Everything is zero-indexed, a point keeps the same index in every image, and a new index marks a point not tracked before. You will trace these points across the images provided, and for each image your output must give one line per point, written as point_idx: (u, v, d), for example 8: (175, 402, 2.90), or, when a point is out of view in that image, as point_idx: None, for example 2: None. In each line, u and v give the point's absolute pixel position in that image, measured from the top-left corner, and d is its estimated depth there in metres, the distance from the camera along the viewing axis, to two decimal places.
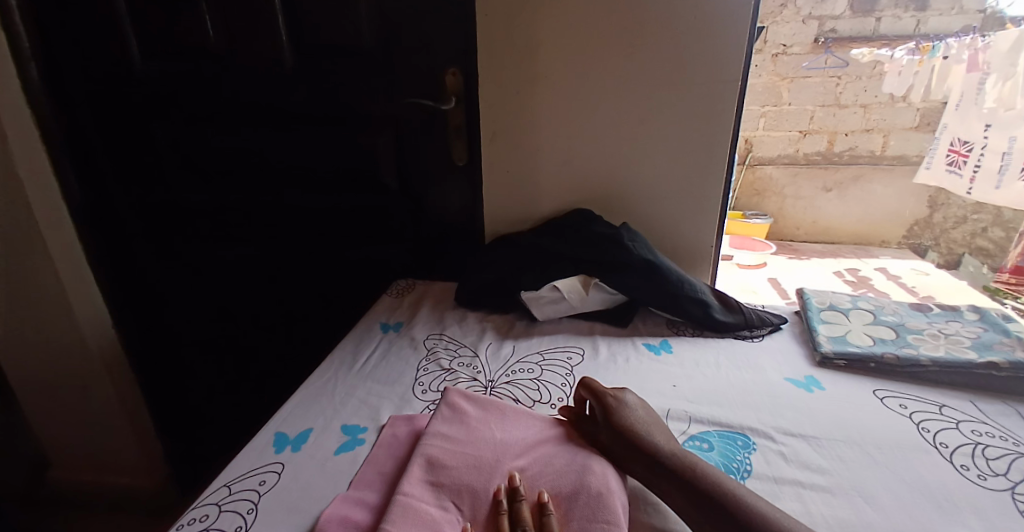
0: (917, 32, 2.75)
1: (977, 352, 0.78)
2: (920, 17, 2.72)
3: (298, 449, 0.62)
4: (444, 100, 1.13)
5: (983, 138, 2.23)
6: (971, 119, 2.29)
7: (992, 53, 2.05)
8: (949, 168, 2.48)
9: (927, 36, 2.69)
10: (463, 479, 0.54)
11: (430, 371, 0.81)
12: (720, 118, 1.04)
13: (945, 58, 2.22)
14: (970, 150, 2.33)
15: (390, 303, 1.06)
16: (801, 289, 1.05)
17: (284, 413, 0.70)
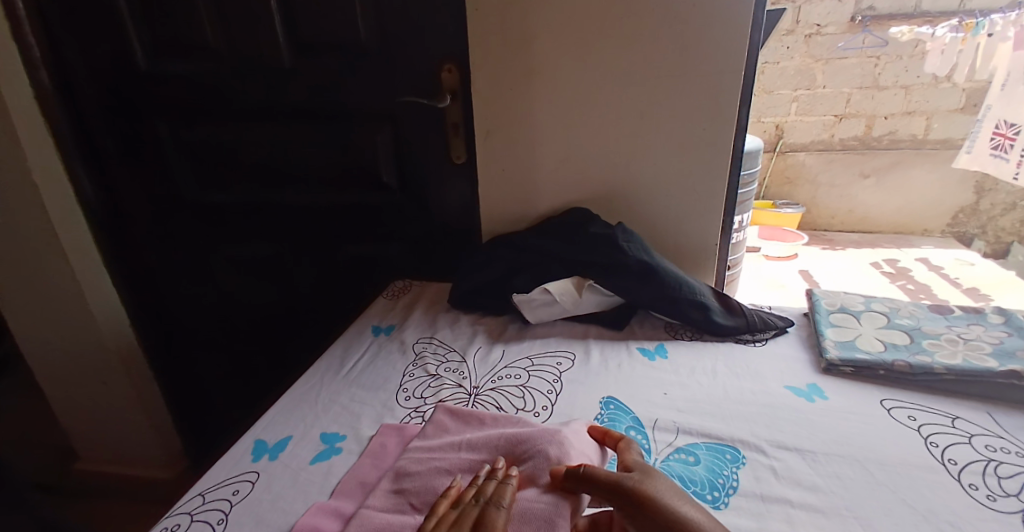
0: (963, 8, 2.57)
1: (998, 360, 0.71)
2: None
3: (275, 458, 0.63)
4: (439, 97, 1.11)
5: None
6: (1020, 100, 2.08)
7: None
8: (993, 153, 2.25)
9: (975, 11, 2.51)
10: (429, 483, 0.54)
11: (415, 378, 0.80)
12: (723, 110, 0.99)
13: (990, 36, 2.14)
14: (1017, 133, 2.10)
15: (383, 307, 1.06)
16: (810, 290, 0.99)
17: (267, 420, 0.71)
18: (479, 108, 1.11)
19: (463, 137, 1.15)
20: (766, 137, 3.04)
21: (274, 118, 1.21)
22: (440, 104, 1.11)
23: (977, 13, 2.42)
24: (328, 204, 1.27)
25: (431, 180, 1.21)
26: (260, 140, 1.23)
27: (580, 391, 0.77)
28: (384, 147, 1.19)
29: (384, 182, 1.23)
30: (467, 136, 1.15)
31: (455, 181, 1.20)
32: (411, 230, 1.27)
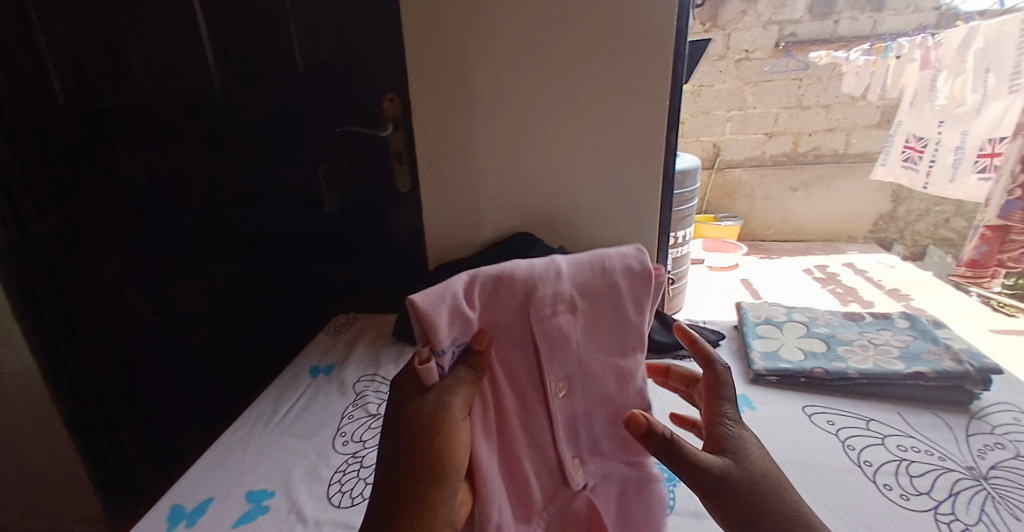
0: (875, 32, 2.85)
1: (904, 363, 0.78)
2: (876, 17, 2.82)
3: (193, 524, 0.60)
4: (380, 126, 1.11)
5: (937, 134, 2.16)
6: (928, 114, 2.21)
7: (943, 50, 2.07)
8: (906, 165, 2.39)
9: (882, 36, 2.79)
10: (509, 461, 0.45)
11: (355, 419, 0.81)
12: (654, 137, 1.05)
13: (898, 56, 2.29)
14: (925, 146, 2.26)
15: (323, 343, 1.06)
16: (739, 303, 1.06)
17: (187, 479, 0.68)
18: (421, 137, 1.11)
19: (406, 166, 1.15)
20: (706, 154, 3.23)
21: (208, 148, 1.16)
22: (381, 134, 1.11)
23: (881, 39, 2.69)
24: (268, 235, 1.23)
25: (376, 209, 1.20)
26: (193, 171, 1.18)
27: None
28: (327, 176, 1.18)
29: (328, 212, 1.21)
30: (410, 164, 1.14)
31: (401, 209, 1.20)
32: (357, 259, 1.25)
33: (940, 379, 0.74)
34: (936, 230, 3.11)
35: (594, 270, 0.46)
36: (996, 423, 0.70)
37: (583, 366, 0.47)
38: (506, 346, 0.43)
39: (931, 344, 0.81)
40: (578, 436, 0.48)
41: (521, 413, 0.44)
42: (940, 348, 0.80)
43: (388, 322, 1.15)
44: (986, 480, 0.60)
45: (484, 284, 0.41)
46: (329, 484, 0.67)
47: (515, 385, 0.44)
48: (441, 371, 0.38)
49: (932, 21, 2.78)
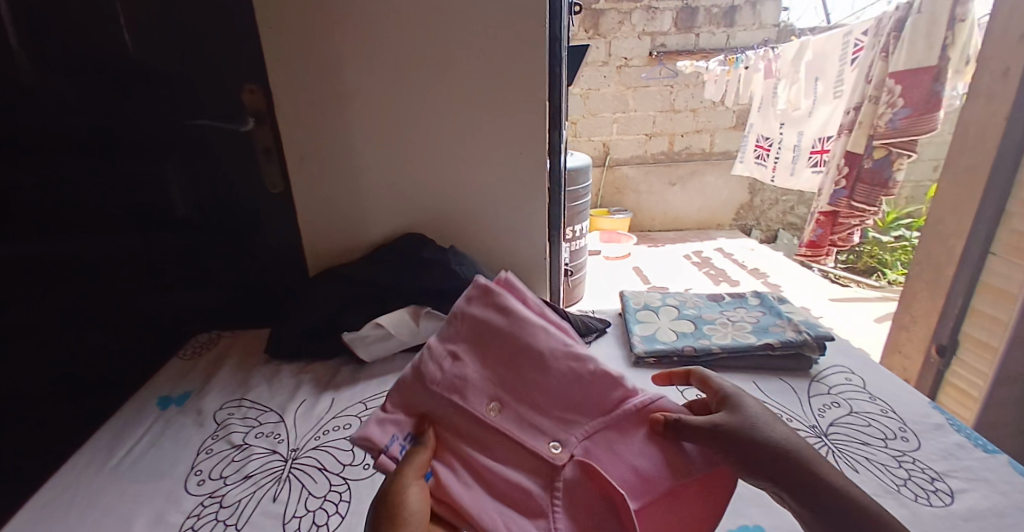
0: (729, 45, 3.22)
1: (756, 336, 0.88)
2: (729, 32, 3.19)
3: None
4: (241, 119, 0.99)
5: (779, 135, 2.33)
6: (770, 119, 2.40)
7: (782, 61, 2.27)
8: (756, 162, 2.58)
9: (734, 49, 3.17)
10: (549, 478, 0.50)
11: (214, 453, 0.72)
12: (535, 136, 1.05)
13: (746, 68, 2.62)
14: (771, 145, 2.43)
15: (178, 370, 0.95)
16: (622, 292, 1.12)
17: None
18: (291, 133, 1.02)
19: (277, 165, 1.04)
20: (596, 153, 3.43)
21: None
22: (242, 128, 0.99)
23: (733, 52, 3.06)
24: None
25: (244, 211, 1.06)
26: None
27: None
28: (179, 177, 1.00)
29: (182, 215, 1.02)
30: (279, 162, 1.04)
31: (274, 212, 1.07)
32: (225, 269, 1.09)
33: (784, 348, 0.84)
34: (785, 216, 3.62)
35: (462, 321, 0.61)
36: (832, 384, 0.81)
37: (500, 386, 0.56)
38: (434, 417, 0.53)
39: (777, 319, 0.93)
40: (540, 426, 0.53)
41: (483, 449, 0.51)
42: (784, 321, 0.91)
43: (261, 337, 1.05)
44: (826, 436, 0.69)
45: (394, 395, 0.54)
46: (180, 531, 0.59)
47: (457, 429, 0.52)
48: (393, 458, 0.49)
49: (772, 37, 3.21)
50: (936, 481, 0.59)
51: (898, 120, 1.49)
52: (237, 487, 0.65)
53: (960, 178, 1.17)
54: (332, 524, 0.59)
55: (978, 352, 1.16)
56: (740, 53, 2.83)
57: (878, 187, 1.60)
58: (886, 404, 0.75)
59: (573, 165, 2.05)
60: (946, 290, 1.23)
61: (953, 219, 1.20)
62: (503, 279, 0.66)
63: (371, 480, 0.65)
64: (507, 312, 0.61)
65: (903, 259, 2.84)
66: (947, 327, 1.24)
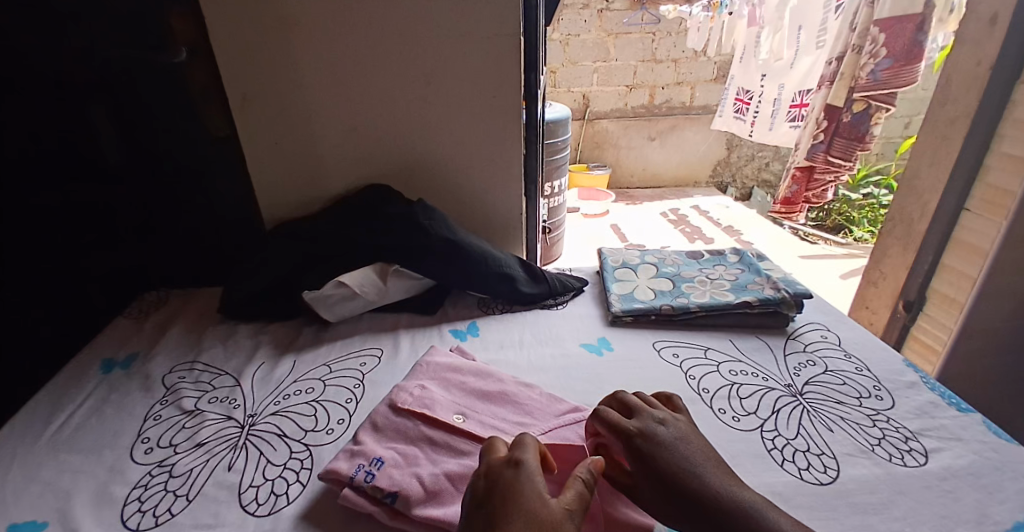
0: None
1: (734, 294, 0.86)
2: None
3: None
4: (169, 49, 0.86)
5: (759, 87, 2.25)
6: (752, 70, 2.32)
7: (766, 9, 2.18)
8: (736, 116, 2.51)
9: None
10: None
11: (165, 420, 0.66)
12: (508, 79, 0.97)
13: (730, 14, 2.49)
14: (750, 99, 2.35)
15: (125, 329, 0.88)
16: (600, 249, 1.08)
17: None
18: (229, 68, 0.90)
19: (219, 106, 0.93)
20: (576, 106, 3.30)
21: None
22: (173, 60, 0.87)
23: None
24: None
25: (187, 157, 0.95)
26: None
27: (382, 392, 0.70)
28: (104, 122, 0.89)
29: (115, 165, 0.92)
30: (222, 102, 0.93)
31: (221, 164, 0.98)
32: (173, 222, 0.99)
33: (762, 306, 0.83)
34: (760, 173, 3.62)
35: (432, 375, 0.68)
36: (807, 341, 0.81)
37: (462, 406, 0.62)
38: (407, 441, 0.57)
39: (756, 276, 0.91)
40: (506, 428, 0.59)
41: (453, 454, 0.55)
42: (762, 279, 0.89)
43: (216, 296, 0.98)
44: (802, 395, 0.69)
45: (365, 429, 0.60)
46: (125, 504, 0.54)
47: (428, 440, 0.57)
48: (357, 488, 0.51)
49: None
50: (911, 441, 0.61)
51: (880, 71, 1.44)
52: (188, 456, 0.60)
53: (940, 132, 1.15)
54: (292, 494, 0.54)
55: (944, 307, 1.20)
56: None
57: (855, 141, 1.57)
58: (860, 361, 0.76)
59: (552, 117, 1.95)
60: (917, 248, 1.24)
61: (928, 174, 1.19)
62: (460, 349, 0.78)
63: (336, 444, 0.61)
64: (479, 374, 0.69)
65: (870, 216, 2.89)
66: (914, 283, 1.26)
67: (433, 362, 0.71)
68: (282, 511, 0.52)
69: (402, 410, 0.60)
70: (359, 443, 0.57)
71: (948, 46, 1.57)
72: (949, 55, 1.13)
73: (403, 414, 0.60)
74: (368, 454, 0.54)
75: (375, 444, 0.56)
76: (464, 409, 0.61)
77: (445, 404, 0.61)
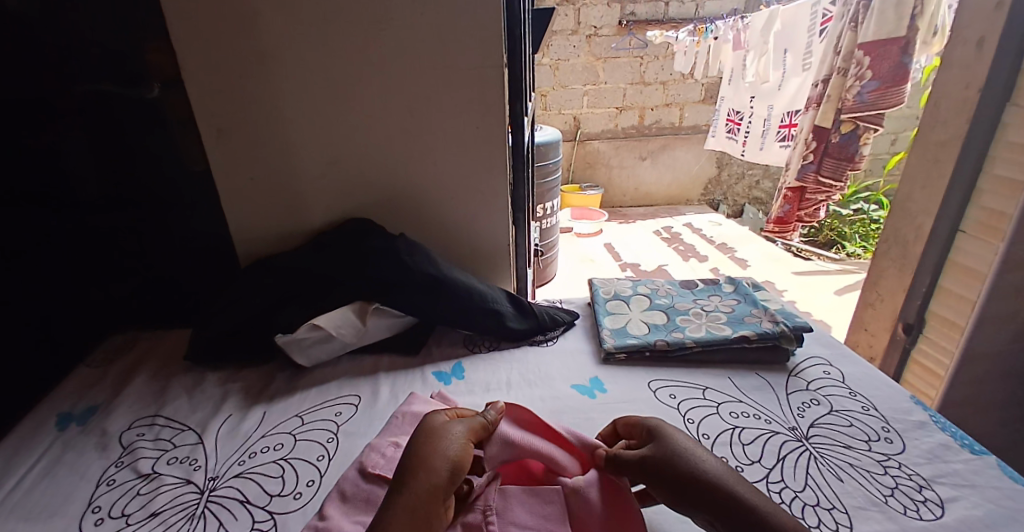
0: (698, 15, 3.12)
1: (731, 327, 0.82)
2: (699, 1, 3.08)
3: None
4: (145, 84, 0.84)
5: (750, 108, 2.26)
6: (741, 91, 2.33)
7: (751, 32, 2.20)
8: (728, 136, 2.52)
9: (704, 19, 3.07)
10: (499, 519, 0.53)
11: (117, 485, 0.60)
12: (493, 109, 0.95)
13: (716, 37, 2.52)
14: (741, 119, 2.37)
15: (86, 379, 0.83)
16: (591, 280, 1.04)
17: None
18: (204, 101, 0.87)
19: (195, 139, 0.90)
20: (567, 127, 3.32)
21: None
22: (148, 96, 0.85)
23: (703, 22, 2.96)
24: None
25: (162, 193, 0.92)
26: None
27: (357, 446, 0.65)
28: (76, 155, 0.85)
29: (88, 200, 0.88)
30: (197, 135, 0.90)
31: (198, 200, 0.94)
32: (147, 258, 0.96)
33: (761, 340, 0.79)
34: (751, 190, 3.63)
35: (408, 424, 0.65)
36: (811, 378, 0.76)
37: None
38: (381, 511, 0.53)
39: (753, 308, 0.88)
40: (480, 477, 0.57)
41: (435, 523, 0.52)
42: (760, 310, 0.86)
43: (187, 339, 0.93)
44: (808, 439, 0.64)
45: (333, 499, 0.55)
46: None
47: None
48: None
49: (740, 6, 3.12)
50: (925, 490, 0.57)
51: (866, 93, 1.43)
52: (141, 529, 0.54)
53: (931, 154, 1.14)
54: None
55: (946, 331, 1.16)
56: (710, 23, 2.74)
57: (845, 161, 1.55)
58: (866, 400, 0.71)
59: (542, 140, 1.94)
60: (914, 270, 1.21)
61: (921, 196, 1.17)
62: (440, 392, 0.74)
63: (303, 511, 0.55)
64: None
65: (861, 231, 2.90)
66: (913, 305, 1.22)
67: (411, 412, 0.67)
68: None
69: (373, 476, 0.57)
70: (324, 517, 0.53)
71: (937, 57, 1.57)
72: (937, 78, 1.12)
73: (374, 480, 0.56)
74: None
75: (342, 518, 0.53)
76: None
77: None
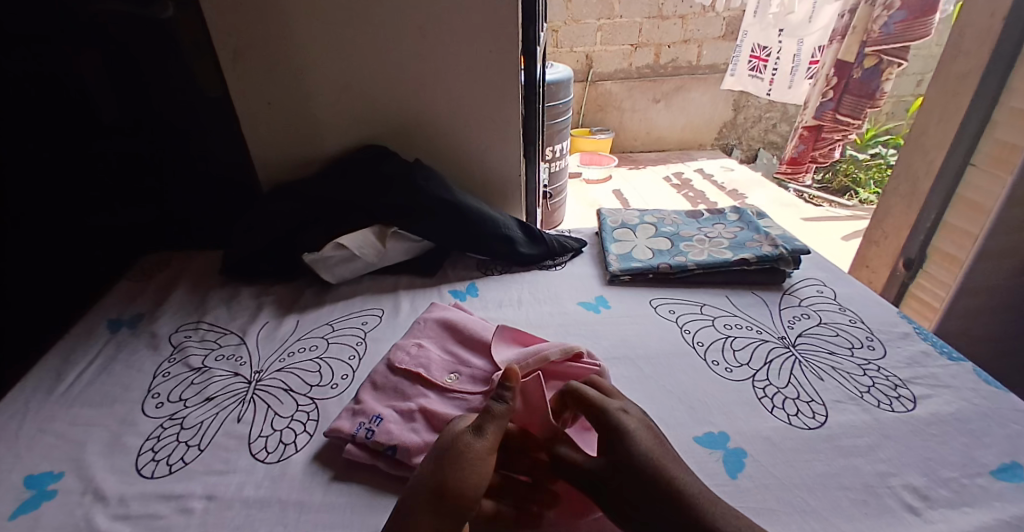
0: None
1: (733, 251, 0.86)
2: None
3: None
4: (158, 4, 0.84)
5: (777, 43, 2.12)
6: (768, 25, 2.15)
7: None
8: (751, 74, 2.38)
9: None
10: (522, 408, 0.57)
11: (172, 376, 0.68)
12: (506, 32, 0.94)
13: None
14: (768, 55, 2.22)
15: (127, 292, 0.89)
16: (598, 210, 1.07)
17: None
18: (217, 19, 0.86)
19: (210, 62, 0.91)
20: (579, 66, 3.19)
21: None
22: (162, 16, 0.85)
23: None
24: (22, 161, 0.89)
25: (180, 117, 0.94)
26: None
27: (383, 349, 0.72)
28: (95, 75, 0.87)
29: (111, 122, 0.91)
30: (213, 58, 0.91)
31: (220, 126, 0.97)
32: (173, 184, 0.99)
33: (760, 263, 0.83)
34: (767, 134, 3.53)
35: (429, 329, 0.72)
36: (804, 296, 0.81)
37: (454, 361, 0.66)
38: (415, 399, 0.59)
39: (755, 234, 0.91)
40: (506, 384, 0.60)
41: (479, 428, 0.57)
42: (762, 236, 0.89)
43: (216, 260, 0.98)
44: (795, 346, 0.70)
45: (366, 389, 0.62)
46: (139, 453, 0.57)
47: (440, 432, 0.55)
48: (360, 447, 0.54)
49: None
50: (901, 389, 0.63)
51: (893, 24, 1.37)
52: (198, 409, 0.62)
53: (949, 88, 1.12)
54: (300, 442, 0.57)
55: (945, 266, 1.19)
56: None
57: (864, 99, 1.52)
58: (854, 314, 0.77)
59: (553, 79, 1.89)
60: (920, 206, 1.22)
61: (935, 129, 1.16)
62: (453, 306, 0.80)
63: (340, 398, 0.63)
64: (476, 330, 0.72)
65: (876, 177, 2.83)
66: (916, 241, 1.24)
67: (428, 319, 0.73)
68: (290, 459, 0.55)
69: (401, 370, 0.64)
70: (359, 401, 0.60)
71: (959, 4, 1.54)
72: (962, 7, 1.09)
73: (401, 372, 0.63)
74: (368, 412, 0.57)
75: (374, 402, 0.60)
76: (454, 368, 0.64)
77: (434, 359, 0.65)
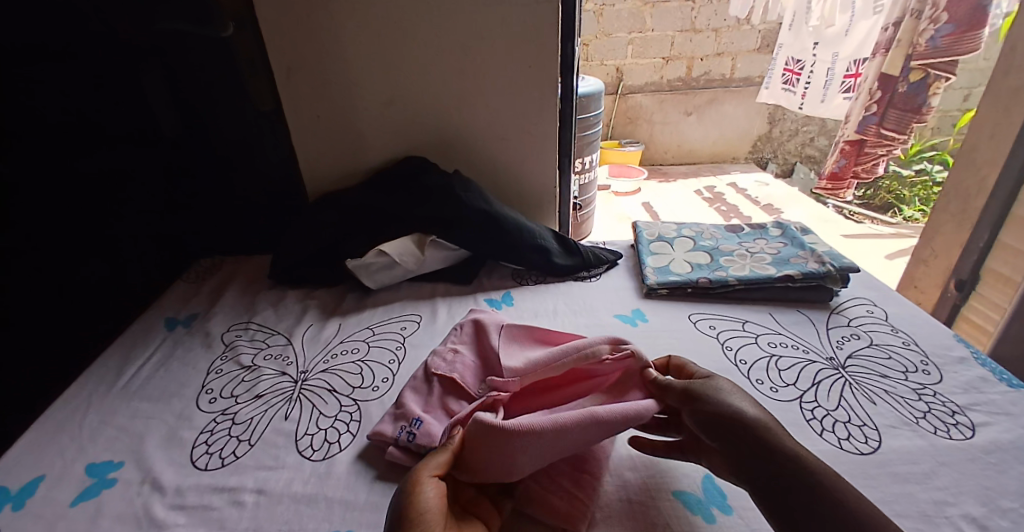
0: None
1: (775, 267, 0.84)
2: None
3: (18, 508, 0.52)
4: (219, 23, 0.90)
5: (812, 56, 2.07)
6: (803, 36, 2.10)
7: None
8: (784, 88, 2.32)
9: None
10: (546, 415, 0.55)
11: (224, 374, 0.71)
12: (546, 48, 0.96)
13: None
14: (801, 68, 2.17)
15: (183, 293, 0.94)
16: (634, 223, 1.07)
17: (7, 462, 0.58)
18: (274, 38, 0.93)
19: (266, 79, 0.97)
20: (610, 79, 3.19)
21: None
22: (221, 34, 0.91)
23: None
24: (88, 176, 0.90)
25: (239, 132, 1.00)
26: None
27: (423, 355, 0.73)
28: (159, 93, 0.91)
29: (170, 132, 0.95)
30: (268, 75, 0.97)
31: (267, 136, 1.02)
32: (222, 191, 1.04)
33: (805, 279, 0.81)
34: (803, 149, 3.44)
35: (462, 335, 0.72)
36: (852, 315, 0.79)
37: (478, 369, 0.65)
38: (437, 411, 0.60)
39: (800, 250, 0.89)
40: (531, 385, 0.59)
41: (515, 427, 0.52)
42: (807, 252, 0.87)
43: (264, 264, 1.03)
44: (844, 368, 0.67)
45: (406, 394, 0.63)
46: (194, 447, 0.59)
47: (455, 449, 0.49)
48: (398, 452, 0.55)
49: None
50: (958, 414, 0.60)
51: (940, 37, 1.32)
52: (249, 407, 0.65)
53: (1003, 103, 1.07)
54: (344, 442, 0.58)
55: (999, 288, 1.12)
56: None
57: (910, 113, 1.45)
58: (907, 336, 0.73)
59: (584, 92, 1.89)
60: (972, 225, 1.16)
61: (989, 145, 1.11)
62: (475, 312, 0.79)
63: (381, 401, 0.64)
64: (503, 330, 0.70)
65: (921, 194, 2.70)
66: (968, 261, 1.18)
67: (463, 327, 0.73)
68: (336, 458, 0.56)
69: (432, 376, 0.65)
70: (400, 405, 0.61)
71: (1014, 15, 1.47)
72: (1015, 21, 1.06)
73: (436, 378, 0.64)
74: (408, 416, 0.58)
75: (414, 406, 0.60)
76: (477, 376, 0.64)
77: (461, 367, 0.65)
